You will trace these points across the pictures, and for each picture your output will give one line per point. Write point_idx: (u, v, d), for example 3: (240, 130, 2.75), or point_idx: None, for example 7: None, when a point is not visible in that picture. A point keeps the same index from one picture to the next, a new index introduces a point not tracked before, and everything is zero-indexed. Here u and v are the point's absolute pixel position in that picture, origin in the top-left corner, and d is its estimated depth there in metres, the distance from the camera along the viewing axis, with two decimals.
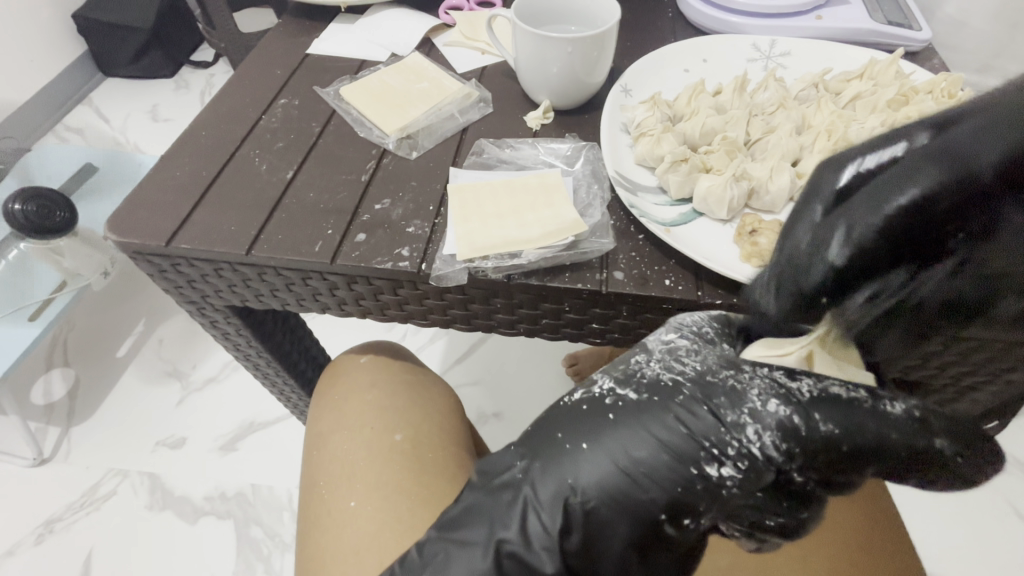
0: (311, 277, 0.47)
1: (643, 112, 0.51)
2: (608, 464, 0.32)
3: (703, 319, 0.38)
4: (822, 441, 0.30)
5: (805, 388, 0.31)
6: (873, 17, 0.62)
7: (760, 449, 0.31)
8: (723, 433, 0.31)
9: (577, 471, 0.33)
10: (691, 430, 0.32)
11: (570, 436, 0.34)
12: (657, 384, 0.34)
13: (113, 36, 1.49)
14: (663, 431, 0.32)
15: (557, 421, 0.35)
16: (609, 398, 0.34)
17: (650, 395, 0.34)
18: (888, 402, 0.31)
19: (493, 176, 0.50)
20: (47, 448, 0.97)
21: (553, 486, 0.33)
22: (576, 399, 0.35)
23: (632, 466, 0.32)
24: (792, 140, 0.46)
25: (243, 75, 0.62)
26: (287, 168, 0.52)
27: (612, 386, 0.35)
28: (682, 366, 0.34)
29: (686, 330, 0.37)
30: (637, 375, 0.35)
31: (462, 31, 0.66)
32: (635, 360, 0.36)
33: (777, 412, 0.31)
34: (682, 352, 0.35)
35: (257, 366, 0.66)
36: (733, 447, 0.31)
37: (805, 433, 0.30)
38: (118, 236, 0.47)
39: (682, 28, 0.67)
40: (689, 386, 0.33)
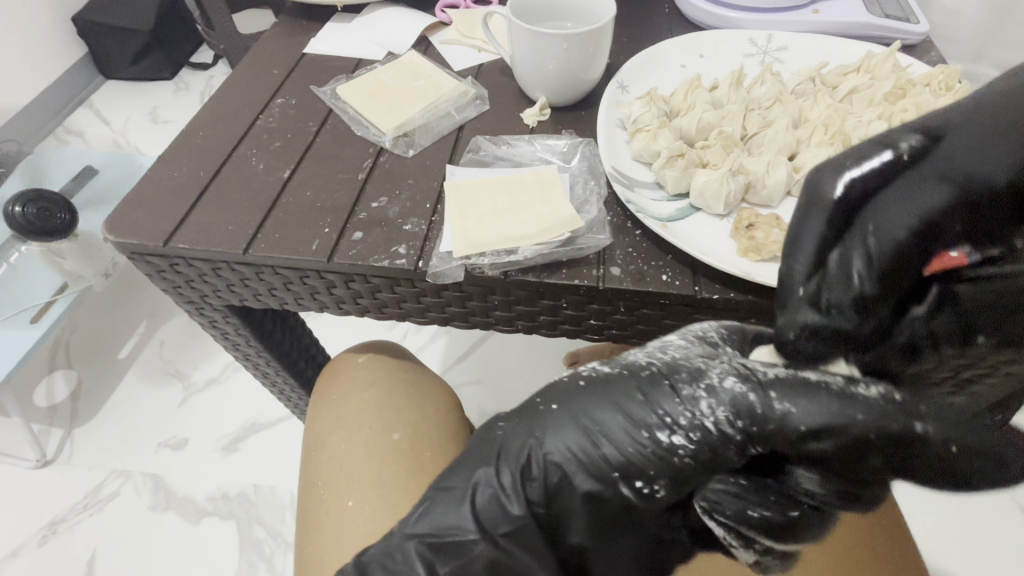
0: (309, 276, 0.47)
1: (639, 108, 0.51)
2: (570, 432, 0.33)
3: (711, 327, 0.38)
4: (779, 420, 0.29)
5: (768, 371, 0.31)
6: (870, 11, 0.61)
7: (712, 421, 0.31)
8: (676, 404, 0.32)
9: (537, 429, 0.34)
10: (649, 400, 0.32)
11: (546, 403, 0.35)
12: (631, 362, 0.35)
13: (113, 39, 1.50)
14: (624, 403, 0.33)
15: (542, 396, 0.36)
16: (586, 371, 0.36)
17: (621, 367, 0.35)
18: (859, 387, 0.29)
19: (490, 174, 0.50)
20: (50, 450, 0.97)
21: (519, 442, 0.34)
22: (563, 379, 0.36)
23: (591, 427, 0.33)
24: (789, 134, 0.46)
25: (240, 75, 0.61)
26: (284, 167, 0.52)
27: (595, 365, 0.36)
28: (663, 354, 0.35)
29: (690, 334, 0.38)
30: (620, 358, 0.36)
31: (459, 29, 0.66)
32: (628, 352, 0.37)
33: (733, 389, 0.31)
34: (669, 347, 0.36)
35: (256, 365, 0.66)
36: (684, 419, 0.31)
37: (761, 411, 0.30)
38: (117, 237, 0.47)
39: (679, 24, 0.67)
40: (658, 363, 0.34)
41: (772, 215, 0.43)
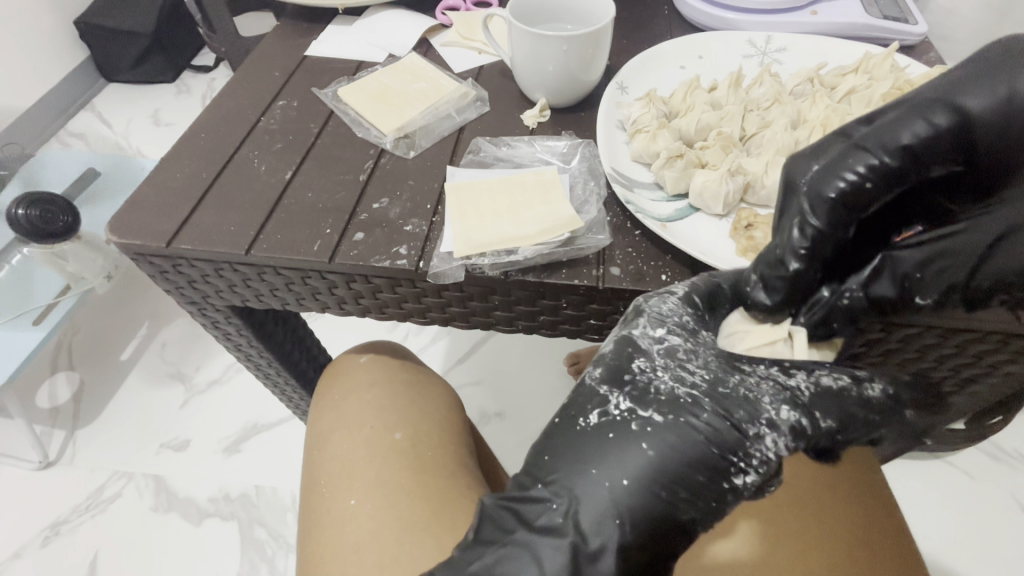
0: (311, 276, 0.47)
1: (638, 108, 0.51)
2: (646, 491, 0.31)
3: (679, 308, 0.37)
4: (824, 432, 0.34)
5: (804, 386, 0.34)
6: (868, 11, 0.62)
7: (778, 454, 0.32)
8: (746, 445, 0.32)
9: (617, 508, 0.31)
10: (720, 445, 0.32)
11: (608, 473, 0.31)
12: (676, 401, 0.33)
13: (115, 42, 1.50)
14: (696, 451, 0.31)
15: (580, 456, 0.33)
16: (634, 421, 0.33)
17: (674, 415, 0.32)
18: (866, 387, 0.35)
19: (491, 175, 0.50)
20: (53, 451, 0.98)
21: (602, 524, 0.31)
22: (604, 430, 0.33)
23: (670, 488, 0.31)
24: (787, 134, 0.46)
25: (242, 78, 0.62)
26: (285, 169, 0.52)
27: (631, 406, 0.33)
28: (690, 374, 0.34)
29: (671, 324, 0.36)
30: (652, 390, 0.33)
31: (459, 31, 0.66)
32: (639, 369, 0.34)
33: (790, 418, 0.33)
34: (684, 358, 0.35)
35: (258, 366, 0.67)
36: (759, 456, 0.32)
37: (811, 430, 0.33)
38: (120, 238, 0.47)
39: (678, 25, 0.67)
40: (708, 401, 0.33)
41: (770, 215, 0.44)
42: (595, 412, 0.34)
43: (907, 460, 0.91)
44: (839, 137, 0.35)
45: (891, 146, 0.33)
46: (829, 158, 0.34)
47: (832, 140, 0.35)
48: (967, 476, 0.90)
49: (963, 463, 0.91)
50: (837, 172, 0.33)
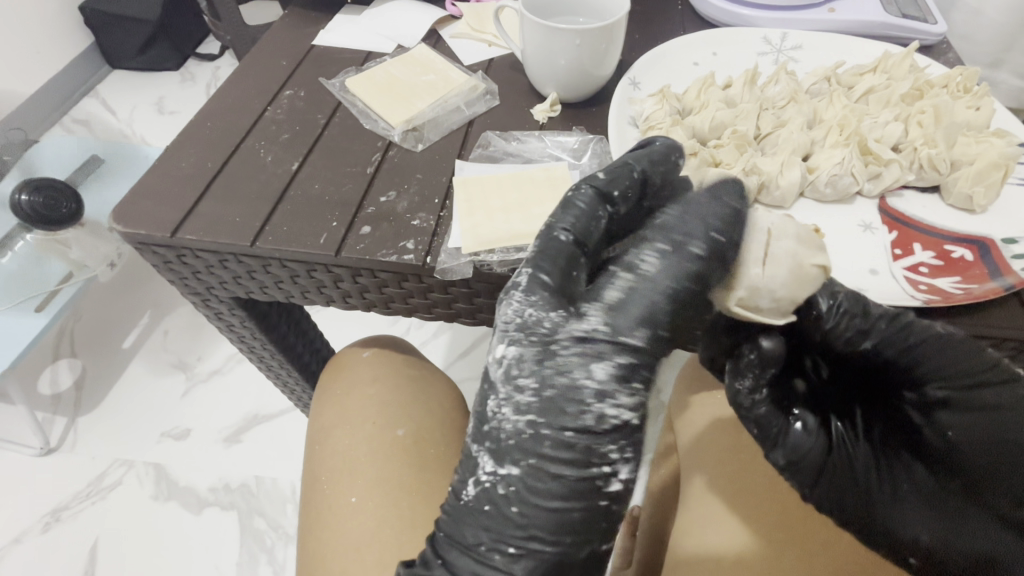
0: (316, 269, 0.47)
1: (651, 105, 0.50)
2: (506, 488, 0.34)
3: (520, 315, 0.34)
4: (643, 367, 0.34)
5: (612, 367, 0.33)
6: (887, 10, 0.60)
7: (614, 417, 0.33)
8: (597, 445, 0.33)
9: (501, 513, 0.34)
10: (563, 441, 0.33)
11: (487, 499, 0.34)
12: (519, 436, 0.34)
13: (121, 28, 1.49)
14: (556, 467, 0.33)
15: (465, 467, 0.36)
16: (498, 486, 0.34)
17: (523, 454, 0.33)
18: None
19: (500, 170, 0.49)
20: (54, 438, 0.98)
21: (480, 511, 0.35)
22: (471, 441, 0.36)
23: (552, 501, 0.33)
24: (803, 135, 0.45)
25: (249, 65, 0.61)
26: (291, 160, 0.51)
27: (493, 467, 0.34)
28: (521, 392, 0.34)
29: (513, 333, 0.34)
30: (499, 433, 0.34)
31: (469, 23, 0.65)
32: (490, 419, 0.35)
33: (603, 374, 0.33)
34: (515, 376, 0.34)
35: (261, 358, 0.66)
36: (614, 450, 0.33)
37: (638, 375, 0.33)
38: (124, 227, 0.47)
39: (692, 21, 0.66)
40: (540, 417, 0.33)
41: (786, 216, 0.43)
42: (471, 422, 0.36)
43: None
44: (638, 265, 0.34)
45: (666, 279, 0.33)
46: (624, 283, 0.34)
47: (644, 252, 0.34)
48: None
49: None
50: (611, 285, 0.34)
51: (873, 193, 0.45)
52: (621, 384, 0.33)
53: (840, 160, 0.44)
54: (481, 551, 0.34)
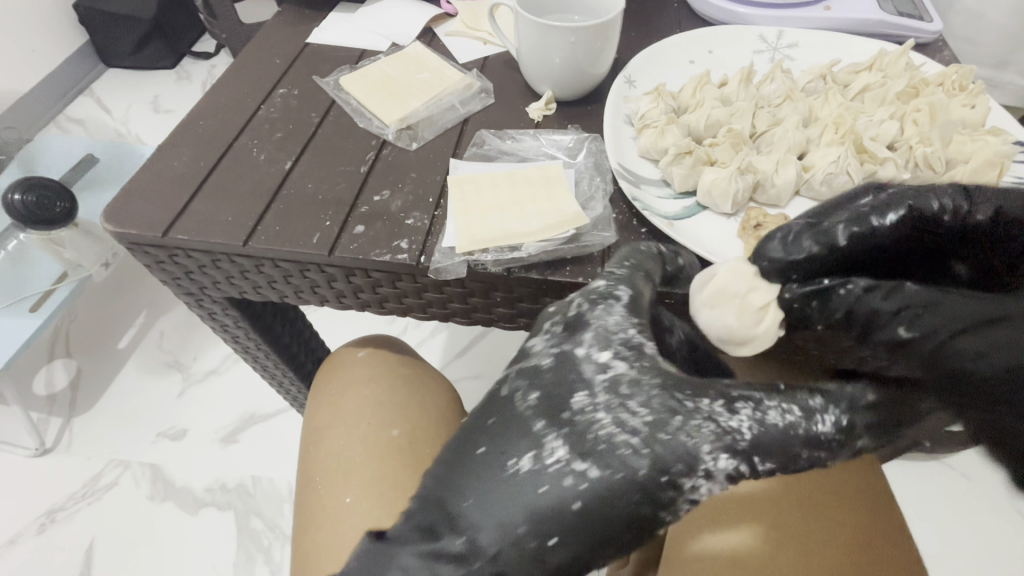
0: (310, 269, 0.46)
1: (647, 103, 0.50)
2: (575, 482, 0.30)
3: (623, 321, 0.34)
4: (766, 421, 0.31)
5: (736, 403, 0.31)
6: (882, 8, 0.60)
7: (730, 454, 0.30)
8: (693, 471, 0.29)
9: (563, 502, 0.30)
10: (656, 452, 0.29)
11: (546, 480, 0.30)
12: (610, 443, 0.30)
13: (116, 27, 1.48)
14: (642, 477, 0.29)
15: (518, 440, 0.31)
16: (568, 475, 0.30)
17: (608, 457, 0.30)
18: (819, 419, 0.31)
19: (495, 169, 0.49)
20: (49, 438, 0.97)
21: (530, 494, 0.30)
22: (534, 416, 0.32)
23: (620, 511, 0.29)
24: (799, 133, 0.45)
25: (243, 63, 0.61)
26: (285, 159, 0.51)
27: (565, 455, 0.30)
28: (628, 403, 0.31)
29: (615, 339, 0.33)
30: (585, 431, 0.31)
31: (465, 21, 0.65)
32: (575, 409, 0.31)
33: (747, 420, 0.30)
34: (621, 384, 0.31)
35: (256, 359, 0.66)
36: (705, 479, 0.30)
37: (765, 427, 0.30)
38: (116, 226, 0.46)
39: (687, 19, 0.66)
40: (644, 432, 0.30)
41: (780, 215, 0.43)
42: (537, 397, 0.32)
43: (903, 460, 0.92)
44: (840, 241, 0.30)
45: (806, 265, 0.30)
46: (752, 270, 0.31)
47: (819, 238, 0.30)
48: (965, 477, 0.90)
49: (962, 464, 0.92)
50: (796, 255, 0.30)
51: None
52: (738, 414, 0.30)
53: (835, 158, 0.43)
54: (518, 533, 0.30)
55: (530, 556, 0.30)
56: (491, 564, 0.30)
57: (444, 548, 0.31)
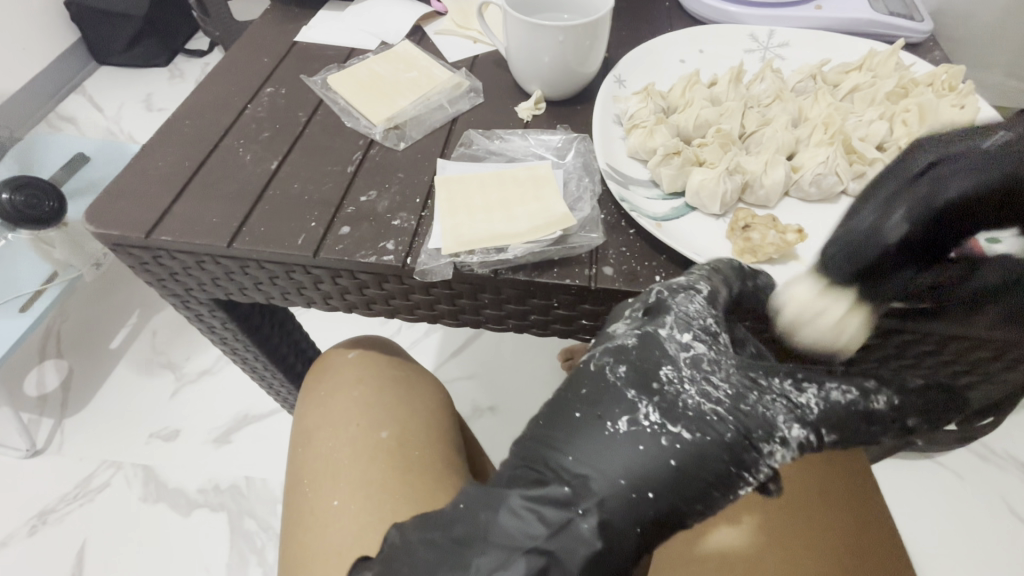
0: (296, 270, 0.46)
1: (635, 103, 0.50)
2: (669, 444, 0.31)
3: (705, 311, 0.36)
4: (822, 411, 0.32)
5: (807, 398, 0.33)
6: (874, 7, 0.60)
7: (792, 440, 0.32)
8: (760, 453, 0.31)
9: (650, 467, 0.31)
10: (740, 421, 0.32)
11: (641, 438, 0.31)
12: (703, 418, 0.32)
13: (108, 24, 1.47)
14: (718, 458, 0.31)
15: (612, 404, 0.33)
16: (663, 436, 0.31)
17: (702, 432, 0.31)
18: (848, 391, 0.33)
19: (483, 169, 0.49)
20: (41, 439, 0.96)
21: (626, 453, 0.31)
22: (626, 386, 0.33)
23: (696, 482, 0.31)
24: (788, 133, 0.45)
25: (231, 61, 0.60)
26: (271, 159, 0.51)
27: (659, 419, 0.32)
28: (714, 387, 0.33)
29: (697, 328, 0.35)
30: (679, 403, 0.32)
31: (455, 20, 0.64)
32: (667, 379, 0.33)
33: (811, 405, 0.33)
34: (708, 367, 0.33)
35: (245, 360, 0.65)
36: (776, 454, 0.32)
37: (822, 417, 0.32)
38: (98, 228, 0.46)
39: (679, 18, 0.66)
40: (730, 417, 0.32)
41: (768, 216, 0.42)
42: (626, 367, 0.34)
43: (896, 459, 0.92)
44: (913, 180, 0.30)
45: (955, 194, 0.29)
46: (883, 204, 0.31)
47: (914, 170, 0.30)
48: (957, 477, 0.90)
49: (953, 463, 0.92)
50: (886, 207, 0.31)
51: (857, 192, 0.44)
52: (818, 403, 0.32)
53: (823, 159, 0.43)
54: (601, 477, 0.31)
55: (629, 505, 0.31)
56: (598, 509, 0.31)
57: (547, 494, 0.31)
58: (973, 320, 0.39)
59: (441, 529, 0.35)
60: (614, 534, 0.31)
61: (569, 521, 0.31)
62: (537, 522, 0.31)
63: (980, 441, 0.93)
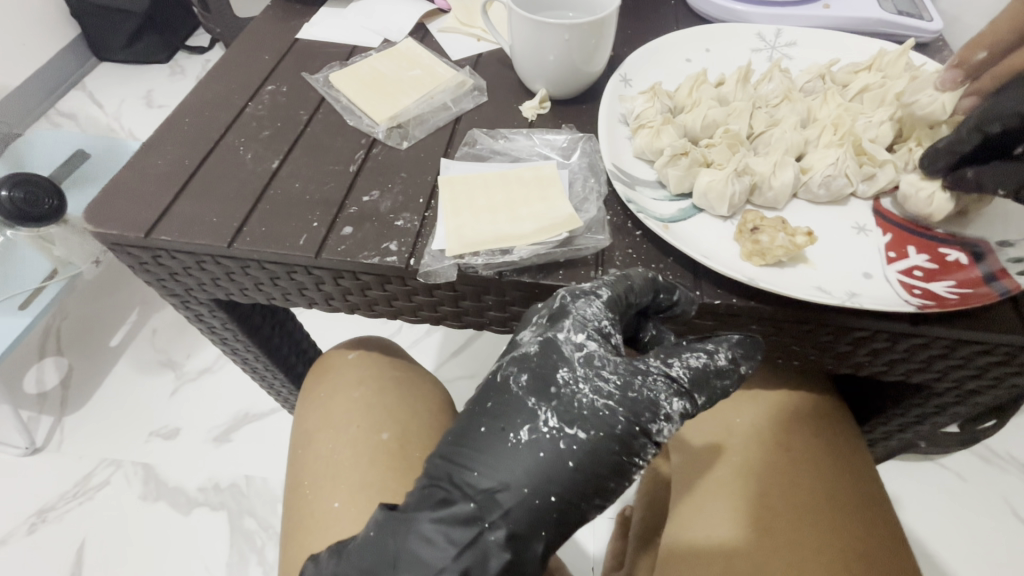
0: (297, 271, 0.45)
1: (642, 103, 0.49)
2: (567, 446, 0.33)
3: (601, 313, 0.37)
4: (691, 380, 0.36)
5: (678, 374, 0.36)
6: (883, 6, 0.59)
7: (673, 414, 0.35)
8: (648, 431, 0.35)
9: (552, 472, 0.33)
10: (628, 407, 0.34)
11: (540, 446, 0.33)
12: (596, 413, 0.34)
13: (108, 20, 1.46)
14: (610, 446, 0.34)
15: (514, 415, 0.34)
16: (562, 440, 0.33)
17: (597, 429, 0.34)
18: (717, 357, 0.37)
19: (487, 169, 0.48)
20: (40, 437, 0.96)
21: (529, 462, 0.33)
22: (526, 395, 0.35)
23: (593, 471, 0.34)
24: (797, 134, 0.44)
25: (231, 59, 0.59)
26: (273, 158, 0.50)
27: (558, 424, 0.34)
28: (604, 380, 0.35)
29: (592, 329, 0.36)
30: (575, 404, 0.34)
31: (458, 17, 0.64)
32: (564, 382, 0.35)
33: (679, 376, 0.36)
34: (600, 363, 0.36)
35: (245, 360, 0.65)
36: (662, 430, 0.35)
37: (693, 387, 0.36)
38: (97, 227, 0.45)
39: (685, 16, 0.65)
40: (622, 410, 0.34)
41: (777, 218, 0.42)
42: (524, 376, 0.35)
43: (898, 461, 0.92)
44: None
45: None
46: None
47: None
48: (960, 478, 0.90)
49: (956, 465, 0.91)
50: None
51: (866, 194, 0.44)
52: (687, 375, 0.36)
53: (833, 160, 0.43)
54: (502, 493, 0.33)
55: (535, 513, 0.33)
56: (506, 520, 0.33)
57: (457, 513, 0.33)
58: (984, 323, 0.38)
59: (381, 548, 0.34)
60: (521, 542, 0.33)
61: (478, 535, 0.33)
62: (447, 543, 0.33)
63: (983, 443, 0.93)
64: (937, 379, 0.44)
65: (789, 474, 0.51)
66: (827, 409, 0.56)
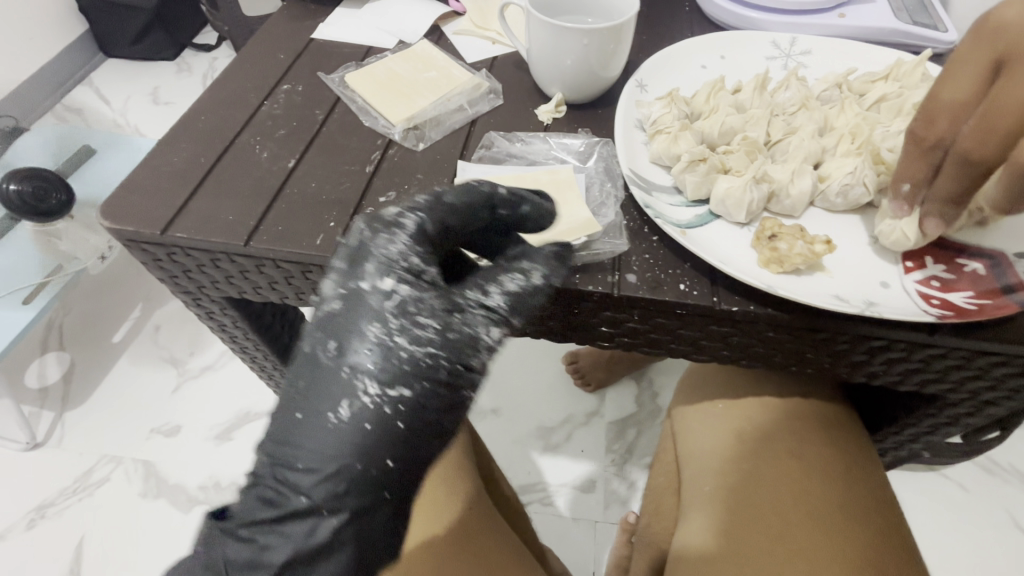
0: (312, 271, 0.45)
1: (659, 109, 0.49)
2: (393, 408, 0.32)
3: (406, 250, 0.34)
4: (506, 305, 0.36)
5: (490, 303, 0.35)
6: (897, 17, 0.60)
7: (490, 341, 0.35)
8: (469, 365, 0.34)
9: (385, 438, 0.32)
10: (448, 346, 0.33)
11: (370, 417, 0.32)
12: (420, 366, 0.33)
13: (116, 16, 1.46)
14: (438, 391, 0.33)
15: (327, 394, 0.32)
16: (388, 404, 0.32)
17: (421, 380, 0.33)
18: (525, 281, 0.37)
19: (503, 172, 0.48)
20: (40, 432, 0.96)
21: (353, 436, 0.32)
22: (337, 363, 0.32)
23: (424, 418, 0.33)
24: (815, 143, 0.44)
25: (246, 57, 0.59)
26: (288, 157, 0.50)
27: (382, 387, 0.32)
28: (420, 328, 0.33)
29: (399, 271, 0.34)
30: (395, 358, 0.32)
31: (473, 20, 0.64)
32: (375, 339, 0.32)
33: (494, 306, 0.35)
34: (413, 309, 0.33)
35: (253, 358, 0.64)
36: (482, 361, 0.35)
37: (508, 312, 0.36)
38: (113, 224, 0.45)
39: (699, 23, 0.65)
40: (442, 355, 0.33)
41: (795, 226, 0.41)
42: (332, 343, 0.33)
43: (900, 471, 0.91)
44: None
45: None
46: None
47: None
48: (963, 490, 0.90)
49: (958, 476, 0.91)
50: None
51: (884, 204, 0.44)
52: (507, 311, 0.36)
53: (851, 169, 0.42)
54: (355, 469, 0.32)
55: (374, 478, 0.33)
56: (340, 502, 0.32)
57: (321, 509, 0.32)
58: (1005, 336, 0.38)
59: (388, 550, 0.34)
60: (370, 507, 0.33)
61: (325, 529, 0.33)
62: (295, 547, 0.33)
63: (986, 454, 0.92)
64: (952, 389, 0.44)
65: (800, 482, 0.51)
66: (838, 417, 0.56)
